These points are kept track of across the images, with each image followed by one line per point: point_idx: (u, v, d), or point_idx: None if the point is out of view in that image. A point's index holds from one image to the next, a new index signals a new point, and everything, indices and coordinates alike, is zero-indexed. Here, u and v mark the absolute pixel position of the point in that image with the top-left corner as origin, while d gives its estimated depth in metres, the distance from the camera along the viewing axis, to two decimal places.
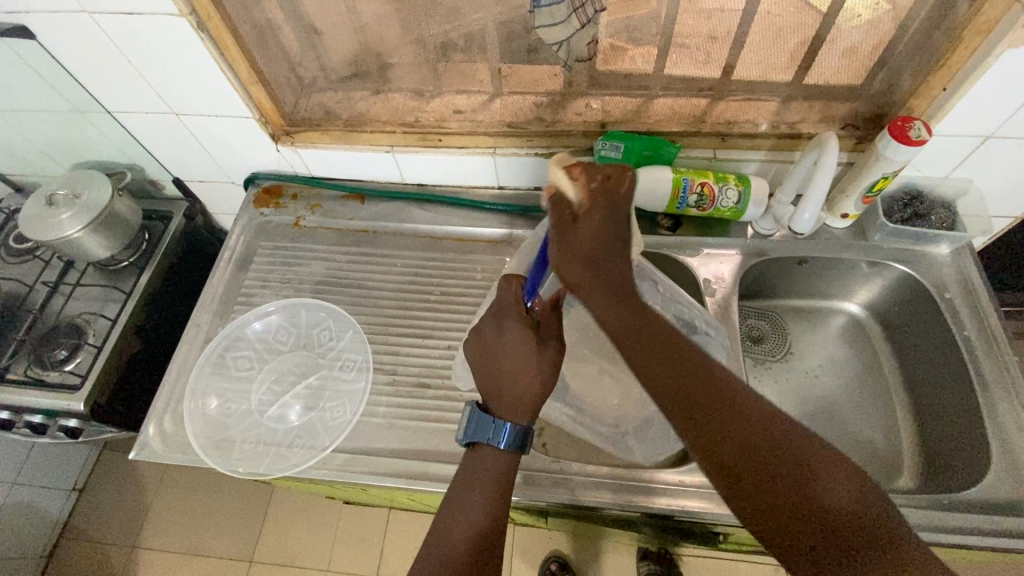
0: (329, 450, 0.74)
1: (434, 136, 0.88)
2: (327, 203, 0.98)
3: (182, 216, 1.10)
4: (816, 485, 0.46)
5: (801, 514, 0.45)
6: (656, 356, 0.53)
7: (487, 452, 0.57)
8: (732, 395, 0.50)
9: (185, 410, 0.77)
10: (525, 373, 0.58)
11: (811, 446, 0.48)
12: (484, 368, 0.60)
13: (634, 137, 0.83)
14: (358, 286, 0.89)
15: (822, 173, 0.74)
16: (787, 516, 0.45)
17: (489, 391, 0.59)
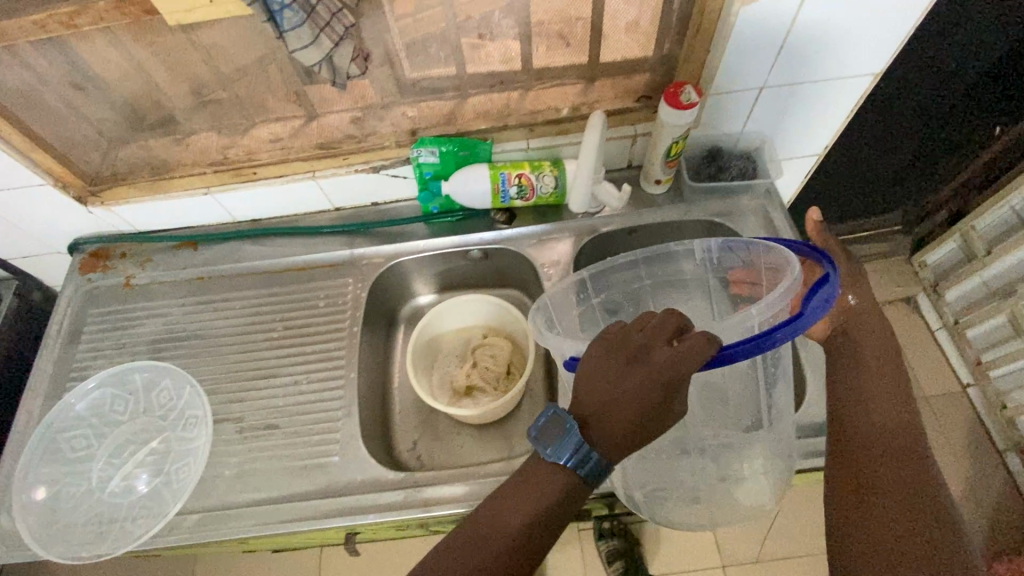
0: (174, 515, 0.72)
1: (247, 170, 0.86)
2: (157, 257, 0.94)
3: (13, 297, 1.02)
4: (907, 498, 0.53)
5: (885, 488, 0.54)
6: (875, 371, 0.61)
7: (556, 475, 0.55)
8: (908, 426, 0.57)
9: (13, 506, 0.72)
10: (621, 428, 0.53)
11: (927, 486, 0.53)
12: (599, 397, 0.54)
13: (445, 140, 0.84)
14: (198, 336, 0.86)
15: (590, 145, 0.78)
16: (873, 482, 0.55)
17: (596, 404, 0.54)
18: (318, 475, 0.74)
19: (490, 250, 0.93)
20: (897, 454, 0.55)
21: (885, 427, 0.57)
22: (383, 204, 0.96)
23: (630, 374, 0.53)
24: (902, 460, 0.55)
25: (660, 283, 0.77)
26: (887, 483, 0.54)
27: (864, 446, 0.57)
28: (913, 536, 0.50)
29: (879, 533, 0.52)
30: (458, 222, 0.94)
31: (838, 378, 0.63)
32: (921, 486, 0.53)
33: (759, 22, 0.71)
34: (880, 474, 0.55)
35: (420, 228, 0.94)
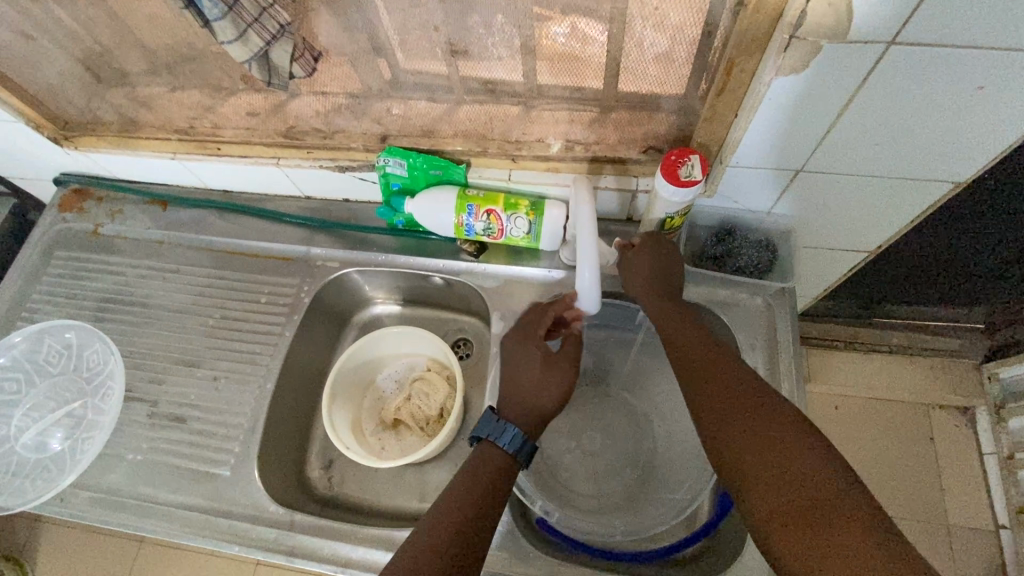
0: (66, 486, 0.72)
1: (211, 145, 0.81)
2: (128, 209, 0.93)
3: (9, 215, 1.05)
4: (792, 470, 0.49)
5: (771, 479, 0.49)
6: (695, 349, 0.61)
7: (494, 453, 0.60)
8: (747, 396, 0.55)
9: None
10: (540, 398, 0.62)
11: (793, 445, 0.50)
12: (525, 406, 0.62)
13: (414, 155, 0.75)
14: (144, 303, 0.85)
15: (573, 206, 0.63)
16: (755, 474, 0.50)
17: (516, 406, 0.63)
18: (203, 486, 0.72)
19: (450, 280, 0.84)
20: (757, 434, 0.52)
21: (734, 413, 0.54)
22: (354, 202, 0.88)
23: (527, 362, 0.65)
24: (759, 433, 0.52)
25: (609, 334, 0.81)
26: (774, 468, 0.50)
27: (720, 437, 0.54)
28: (821, 507, 0.46)
29: (793, 526, 0.47)
30: (424, 241, 0.85)
31: (679, 369, 0.61)
32: (791, 449, 0.50)
33: (799, 96, 0.54)
34: (756, 461, 0.51)
35: (385, 239, 0.86)
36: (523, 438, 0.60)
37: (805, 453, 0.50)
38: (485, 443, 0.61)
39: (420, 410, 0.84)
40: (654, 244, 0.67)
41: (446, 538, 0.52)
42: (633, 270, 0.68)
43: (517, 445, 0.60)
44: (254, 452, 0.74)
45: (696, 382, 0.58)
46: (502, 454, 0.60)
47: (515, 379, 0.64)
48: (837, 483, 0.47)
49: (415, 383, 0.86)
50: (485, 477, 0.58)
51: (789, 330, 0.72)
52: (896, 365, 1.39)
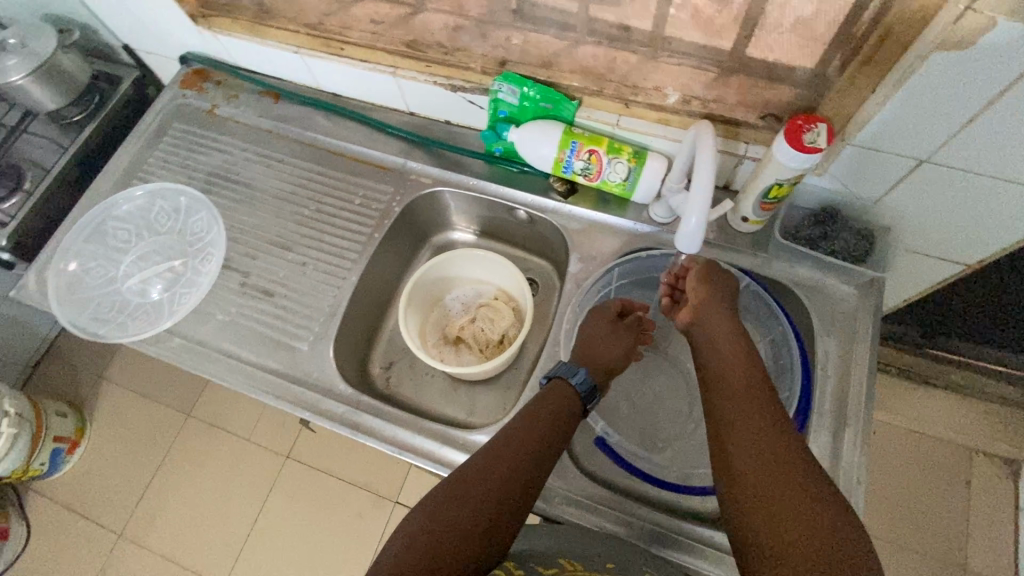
0: (163, 331, 0.80)
1: (335, 43, 0.84)
2: (243, 96, 0.98)
3: (131, 84, 1.12)
4: (776, 510, 0.47)
5: (754, 513, 0.48)
6: (727, 368, 0.60)
7: (564, 388, 0.65)
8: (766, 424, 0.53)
9: (54, 264, 0.83)
10: (607, 354, 0.69)
11: (791, 483, 0.48)
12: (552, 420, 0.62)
13: (530, 84, 0.76)
14: (247, 184, 0.91)
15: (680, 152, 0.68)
16: (743, 503, 0.49)
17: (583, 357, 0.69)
18: (282, 355, 0.78)
19: (534, 216, 0.86)
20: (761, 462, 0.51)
21: (745, 437, 0.53)
22: (455, 126, 0.91)
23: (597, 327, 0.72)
24: (761, 462, 0.51)
25: None
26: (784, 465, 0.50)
27: (725, 415, 0.56)
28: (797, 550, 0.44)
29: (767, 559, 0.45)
30: (517, 173, 0.87)
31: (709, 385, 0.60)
32: (789, 487, 0.48)
33: (952, 76, 0.53)
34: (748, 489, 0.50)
35: (479, 166, 0.89)
36: (591, 382, 0.66)
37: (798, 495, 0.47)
38: (558, 379, 0.66)
39: (484, 334, 0.88)
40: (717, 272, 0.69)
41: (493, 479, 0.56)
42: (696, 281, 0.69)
43: (585, 388, 0.65)
44: (329, 336, 0.79)
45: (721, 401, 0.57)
46: (570, 388, 0.65)
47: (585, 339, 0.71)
48: (821, 533, 0.45)
49: (480, 308, 0.90)
50: (552, 430, 0.60)
51: (870, 322, 0.71)
52: (942, 400, 1.36)
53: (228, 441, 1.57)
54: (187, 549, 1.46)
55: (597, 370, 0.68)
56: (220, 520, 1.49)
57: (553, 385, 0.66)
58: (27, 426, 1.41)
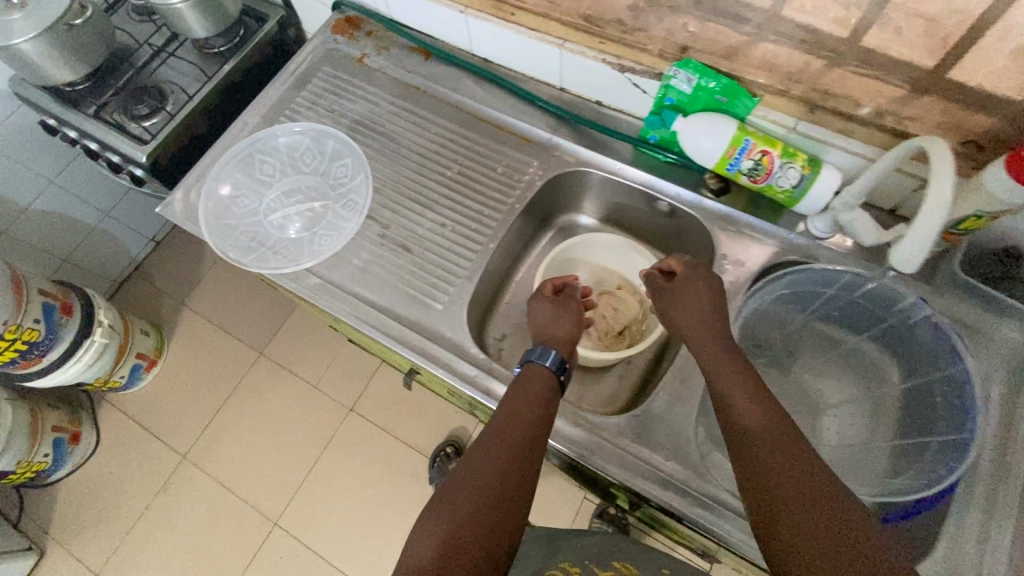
0: (303, 269, 0.81)
1: (508, 8, 0.83)
2: (393, 49, 0.98)
3: (276, 24, 1.13)
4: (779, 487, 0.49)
5: (768, 488, 0.50)
6: (723, 364, 0.62)
7: (531, 368, 0.67)
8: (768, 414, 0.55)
9: (205, 188, 0.86)
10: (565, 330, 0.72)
11: (791, 465, 0.50)
12: (529, 423, 0.61)
13: (712, 75, 0.74)
14: (390, 137, 0.91)
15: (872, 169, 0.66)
16: (759, 478, 0.51)
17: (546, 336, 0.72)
18: (418, 311, 0.79)
19: (678, 210, 0.84)
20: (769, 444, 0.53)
21: (749, 424, 0.55)
22: (605, 107, 0.89)
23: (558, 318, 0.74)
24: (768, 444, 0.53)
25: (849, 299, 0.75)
26: (783, 464, 0.50)
27: (733, 404, 0.58)
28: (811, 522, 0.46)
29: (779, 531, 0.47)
30: (666, 164, 0.85)
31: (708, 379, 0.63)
32: (790, 465, 0.50)
33: None
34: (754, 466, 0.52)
35: (625, 151, 0.87)
36: (562, 358, 0.69)
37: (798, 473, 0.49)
38: (532, 363, 0.68)
39: (605, 323, 0.86)
40: (695, 273, 0.70)
41: (491, 464, 0.56)
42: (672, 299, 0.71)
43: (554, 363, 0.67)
44: (465, 299, 0.80)
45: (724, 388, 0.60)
46: (542, 368, 0.67)
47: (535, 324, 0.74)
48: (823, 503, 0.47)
49: (602, 296, 0.88)
50: (525, 405, 0.62)
51: None
52: None
53: (295, 384, 1.61)
54: (246, 480, 1.51)
55: (562, 345, 0.71)
56: (279, 458, 1.53)
57: (526, 370, 0.68)
58: (117, 339, 1.47)
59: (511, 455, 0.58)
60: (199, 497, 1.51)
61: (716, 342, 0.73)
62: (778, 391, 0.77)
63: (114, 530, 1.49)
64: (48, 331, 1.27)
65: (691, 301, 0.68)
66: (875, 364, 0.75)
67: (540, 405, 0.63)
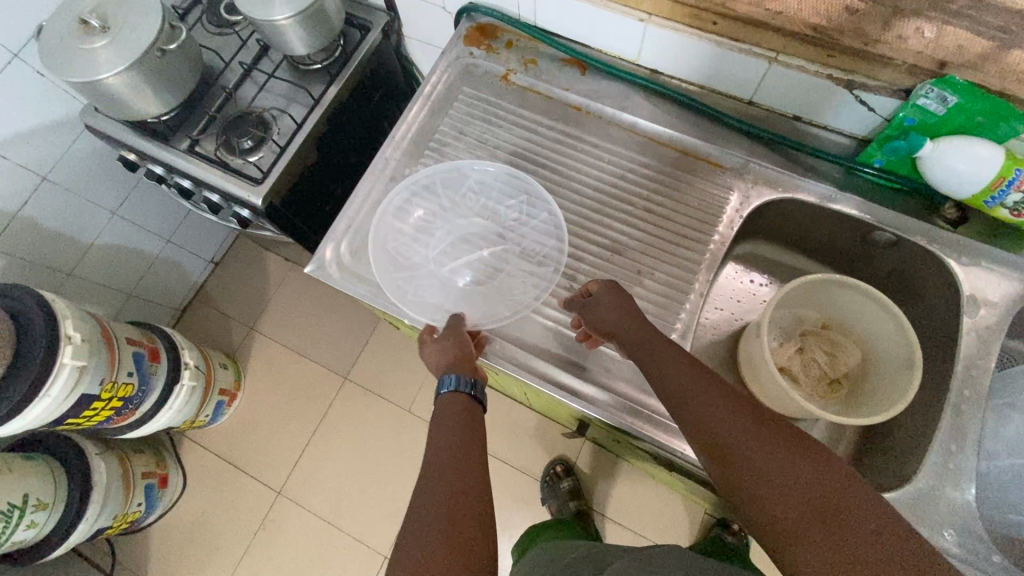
0: (494, 335, 0.72)
1: (708, 17, 0.71)
2: (542, 62, 0.86)
3: (380, 32, 0.99)
4: (768, 464, 0.44)
5: (752, 466, 0.45)
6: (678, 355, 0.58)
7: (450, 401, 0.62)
8: (732, 393, 0.51)
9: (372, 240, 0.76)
10: (444, 355, 0.67)
11: (774, 436, 0.46)
12: (449, 447, 0.55)
13: (976, 94, 0.63)
14: (560, 169, 0.80)
15: None
16: (735, 457, 0.46)
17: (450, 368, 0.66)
18: (630, 374, 0.71)
19: (903, 241, 0.74)
20: (738, 419, 0.49)
21: (711, 405, 0.51)
22: (803, 123, 0.79)
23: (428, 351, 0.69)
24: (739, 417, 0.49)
25: None
26: (757, 443, 0.46)
27: (677, 384, 0.55)
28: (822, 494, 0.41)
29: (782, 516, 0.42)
30: (883, 190, 0.75)
31: (648, 365, 0.59)
32: (781, 438, 0.46)
33: None
34: (730, 444, 0.47)
35: (834, 174, 0.77)
36: (466, 378, 0.64)
37: (796, 449, 0.45)
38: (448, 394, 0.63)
39: (820, 369, 0.78)
40: (609, 289, 0.67)
41: (462, 518, 0.49)
42: (589, 305, 0.67)
43: (462, 382, 0.63)
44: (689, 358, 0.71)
45: (679, 373, 0.56)
46: (451, 396, 0.62)
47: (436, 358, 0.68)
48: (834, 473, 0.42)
49: (807, 336, 0.80)
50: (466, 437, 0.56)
51: None
52: None
53: (386, 410, 1.53)
54: (348, 513, 1.45)
55: (465, 364, 0.66)
56: (381, 489, 1.46)
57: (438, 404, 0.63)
58: (201, 377, 1.37)
59: (453, 491, 0.51)
60: (301, 533, 1.45)
61: (982, 396, 0.66)
62: None
63: (216, 572, 1.43)
64: (141, 381, 1.18)
65: (615, 310, 0.65)
66: None
67: (450, 430, 0.58)
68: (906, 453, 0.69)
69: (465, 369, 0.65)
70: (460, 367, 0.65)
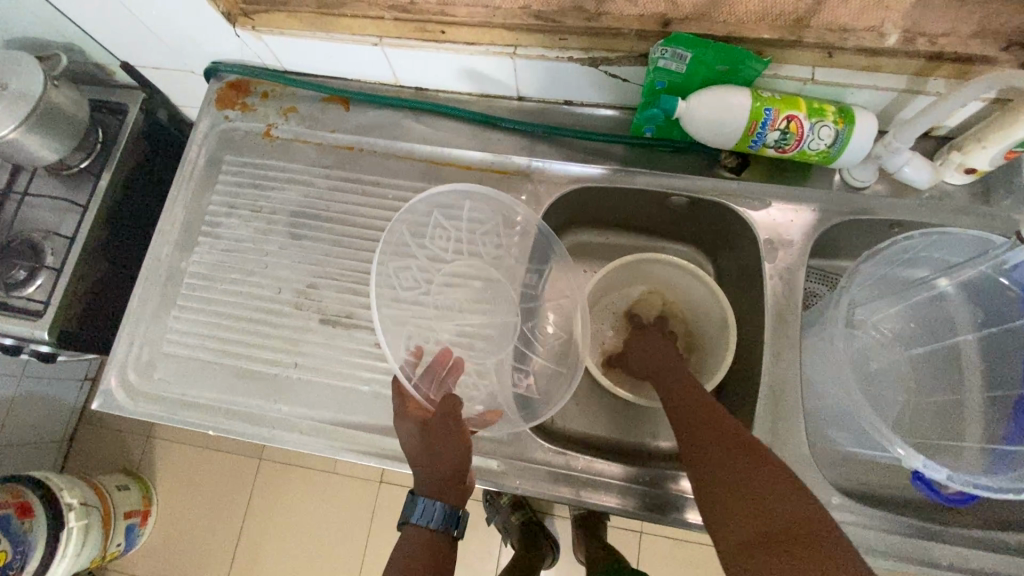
0: (309, 417, 0.67)
1: (434, 27, 0.66)
2: (304, 107, 0.80)
3: (139, 112, 0.91)
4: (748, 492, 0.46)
5: (733, 493, 0.46)
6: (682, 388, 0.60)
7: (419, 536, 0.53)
8: (722, 422, 0.53)
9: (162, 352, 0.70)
10: (425, 462, 0.57)
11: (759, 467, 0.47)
12: None
13: (704, 45, 0.59)
14: (345, 218, 0.75)
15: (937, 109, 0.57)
16: (721, 485, 0.48)
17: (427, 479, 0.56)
18: None
19: (697, 201, 0.72)
20: (727, 447, 0.50)
21: (710, 432, 0.52)
22: (576, 106, 0.76)
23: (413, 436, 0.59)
24: (726, 445, 0.51)
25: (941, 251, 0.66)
26: (741, 471, 0.47)
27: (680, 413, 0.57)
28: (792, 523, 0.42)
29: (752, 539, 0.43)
30: (664, 155, 0.74)
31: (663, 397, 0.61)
32: (762, 468, 0.47)
33: None
34: (719, 473, 0.49)
35: (616, 151, 0.74)
36: (448, 513, 0.54)
37: (777, 480, 0.46)
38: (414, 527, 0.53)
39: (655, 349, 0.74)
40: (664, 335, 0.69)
41: None
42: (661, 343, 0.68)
43: (441, 520, 0.53)
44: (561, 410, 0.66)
45: (681, 402, 0.58)
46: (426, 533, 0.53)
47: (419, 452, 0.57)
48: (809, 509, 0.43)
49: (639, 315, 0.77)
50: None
51: None
52: None
53: (312, 477, 1.46)
54: None
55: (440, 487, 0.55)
56: (327, 560, 1.41)
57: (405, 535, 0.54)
58: (95, 511, 1.26)
59: None
60: None
61: (794, 339, 0.66)
62: (862, 364, 0.70)
63: None
64: (14, 544, 1.07)
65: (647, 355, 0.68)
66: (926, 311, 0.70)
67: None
68: (739, 413, 0.68)
69: (443, 492, 0.55)
70: (440, 495, 0.55)
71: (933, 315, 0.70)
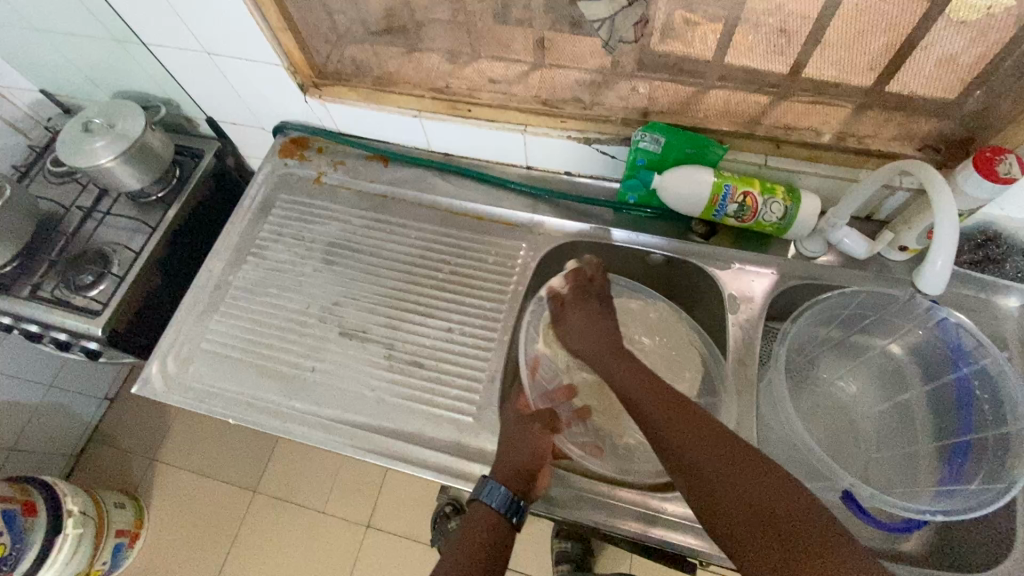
0: (318, 414, 0.76)
1: (464, 106, 0.83)
2: (350, 161, 0.96)
3: (213, 157, 1.09)
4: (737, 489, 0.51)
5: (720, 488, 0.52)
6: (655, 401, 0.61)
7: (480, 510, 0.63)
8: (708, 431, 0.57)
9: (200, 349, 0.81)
10: (518, 451, 0.67)
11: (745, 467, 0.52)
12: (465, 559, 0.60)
13: (673, 132, 0.74)
14: (370, 251, 0.88)
15: (860, 190, 0.69)
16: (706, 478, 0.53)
17: (506, 468, 0.65)
18: (448, 427, 0.74)
19: (673, 259, 0.84)
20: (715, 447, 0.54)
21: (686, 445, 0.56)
22: (575, 176, 0.91)
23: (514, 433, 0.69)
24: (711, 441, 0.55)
25: (883, 317, 0.76)
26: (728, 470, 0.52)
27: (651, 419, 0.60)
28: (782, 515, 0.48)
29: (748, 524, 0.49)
30: (646, 220, 0.87)
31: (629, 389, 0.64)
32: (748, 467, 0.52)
33: None
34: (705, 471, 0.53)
35: (606, 214, 0.88)
36: (507, 497, 0.63)
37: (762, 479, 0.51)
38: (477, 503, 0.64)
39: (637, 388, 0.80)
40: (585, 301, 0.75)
41: None
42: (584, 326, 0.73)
43: (502, 503, 0.62)
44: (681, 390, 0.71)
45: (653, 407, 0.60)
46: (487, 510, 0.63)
47: (510, 445, 0.68)
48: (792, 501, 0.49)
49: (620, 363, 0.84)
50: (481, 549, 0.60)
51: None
52: None
53: (303, 513, 1.48)
54: None
55: (514, 479, 0.64)
56: None
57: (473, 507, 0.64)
58: (91, 523, 1.30)
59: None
60: None
61: (753, 381, 0.74)
62: (820, 414, 0.78)
63: None
64: (15, 541, 1.13)
65: (591, 334, 0.72)
66: (879, 368, 0.78)
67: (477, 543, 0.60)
68: None
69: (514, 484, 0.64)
70: (510, 484, 0.64)
71: (895, 372, 0.77)
